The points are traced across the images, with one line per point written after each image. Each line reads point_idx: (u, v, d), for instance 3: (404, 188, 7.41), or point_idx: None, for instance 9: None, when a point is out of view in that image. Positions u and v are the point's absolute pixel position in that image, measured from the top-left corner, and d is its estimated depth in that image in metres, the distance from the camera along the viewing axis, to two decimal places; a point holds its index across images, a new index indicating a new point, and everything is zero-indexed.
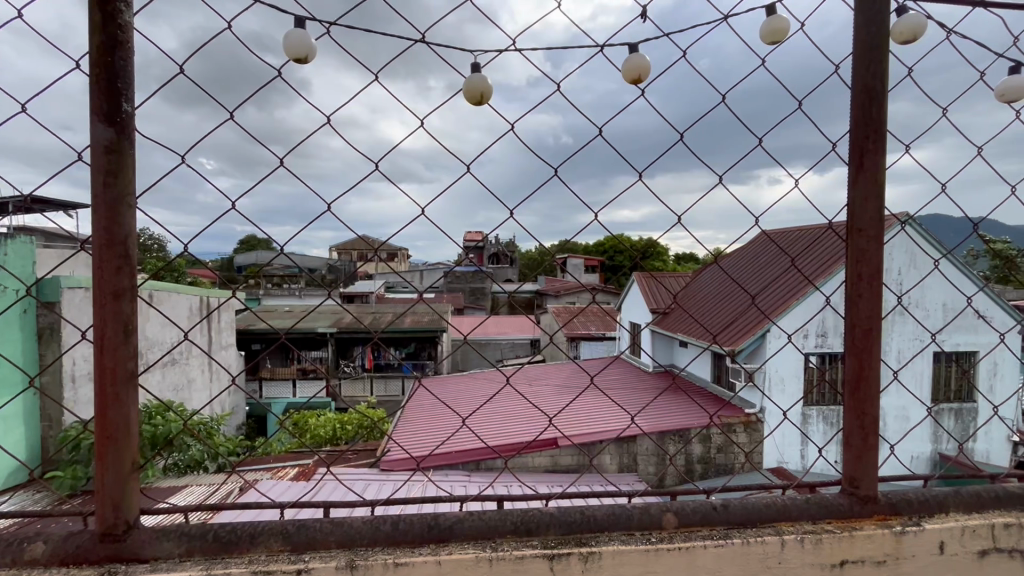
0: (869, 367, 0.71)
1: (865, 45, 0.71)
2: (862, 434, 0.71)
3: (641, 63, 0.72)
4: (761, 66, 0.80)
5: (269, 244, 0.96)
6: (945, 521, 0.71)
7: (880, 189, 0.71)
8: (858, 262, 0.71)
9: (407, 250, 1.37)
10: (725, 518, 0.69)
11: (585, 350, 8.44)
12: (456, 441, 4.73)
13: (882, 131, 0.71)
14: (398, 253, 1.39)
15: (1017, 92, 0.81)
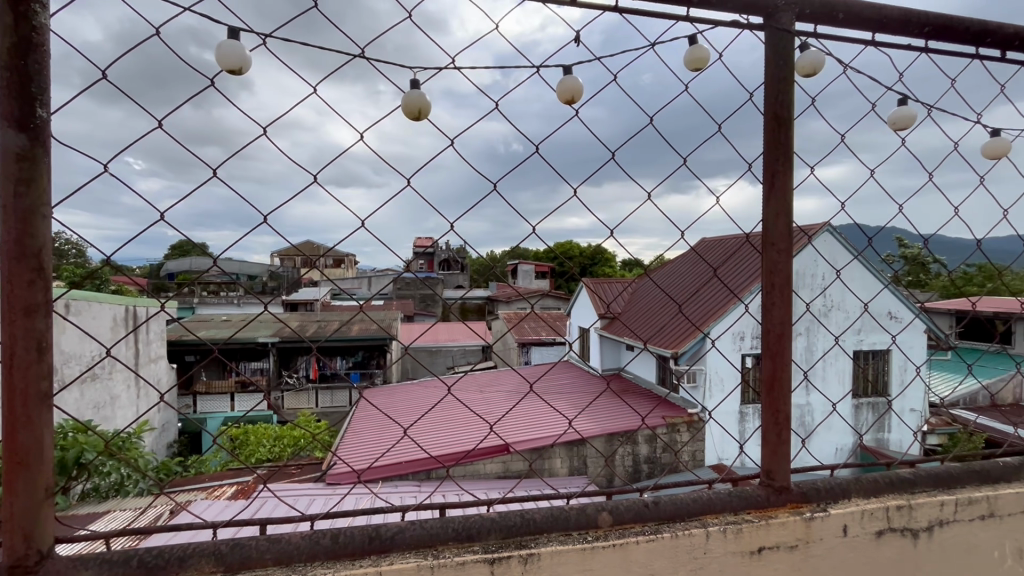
0: (782, 368, 0.77)
1: (774, 76, 0.78)
2: (776, 430, 0.78)
3: (574, 85, 0.75)
4: (686, 90, 0.84)
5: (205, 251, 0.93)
6: (848, 506, 0.79)
7: (789, 206, 0.78)
8: (771, 274, 0.78)
9: (357, 257, 1.35)
10: (656, 514, 0.73)
11: (535, 355, 8.55)
12: (406, 451, 4.67)
13: (790, 155, 0.78)
14: (347, 260, 1.38)
15: (905, 122, 0.89)
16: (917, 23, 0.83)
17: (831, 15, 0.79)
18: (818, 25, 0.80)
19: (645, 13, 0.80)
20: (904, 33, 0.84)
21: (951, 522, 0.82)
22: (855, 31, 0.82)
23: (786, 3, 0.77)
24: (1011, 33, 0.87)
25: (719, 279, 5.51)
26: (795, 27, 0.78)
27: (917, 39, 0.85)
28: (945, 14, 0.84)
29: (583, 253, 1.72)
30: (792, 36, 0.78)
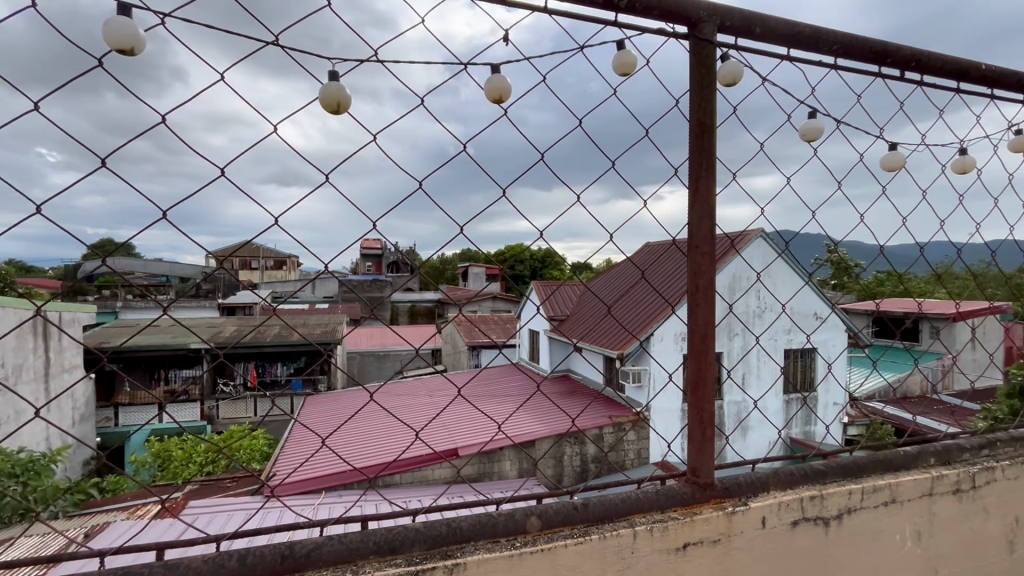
0: (707, 368, 0.80)
1: (698, 83, 0.80)
2: (701, 428, 0.80)
3: (501, 84, 0.73)
4: (614, 95, 0.85)
5: (122, 249, 0.86)
6: (766, 499, 0.82)
7: (712, 211, 0.81)
8: (695, 276, 0.80)
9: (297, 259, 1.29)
10: (584, 517, 0.73)
11: (486, 358, 8.52)
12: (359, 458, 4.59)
13: (713, 162, 0.81)
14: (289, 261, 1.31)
15: (815, 135, 0.93)
16: (826, 41, 0.88)
17: (750, 29, 0.83)
18: (737, 38, 0.83)
19: (574, 16, 0.81)
20: (816, 49, 0.88)
21: (857, 510, 0.88)
22: (772, 45, 0.86)
23: (708, 15, 0.80)
24: (910, 55, 0.94)
25: (650, 283, 5.64)
26: (716, 37, 0.81)
27: (826, 56, 0.90)
28: (850, 34, 0.89)
29: (533, 256, 1.72)
30: (714, 47, 0.80)
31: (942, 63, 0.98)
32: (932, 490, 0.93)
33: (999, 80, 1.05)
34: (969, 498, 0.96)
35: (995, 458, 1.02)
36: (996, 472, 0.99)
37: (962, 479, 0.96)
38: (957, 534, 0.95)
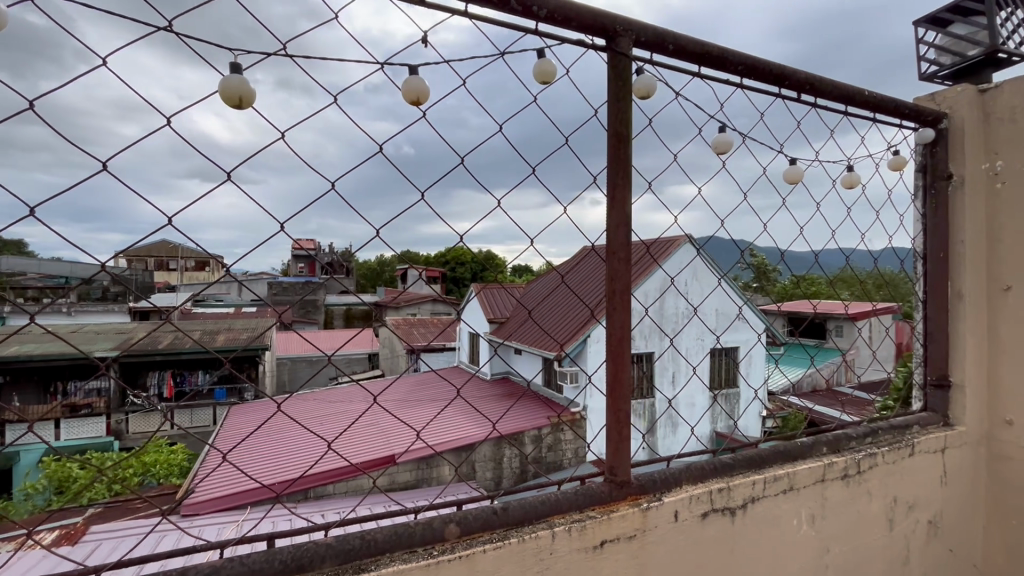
0: (624, 370, 0.83)
1: (613, 95, 0.83)
2: (617, 428, 0.83)
3: (420, 86, 0.70)
4: (535, 102, 0.85)
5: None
6: (679, 493, 0.86)
7: (628, 218, 0.84)
8: (612, 281, 0.83)
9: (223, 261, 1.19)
10: (503, 521, 0.73)
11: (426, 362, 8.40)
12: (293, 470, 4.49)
13: (629, 171, 0.84)
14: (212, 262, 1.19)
15: (725, 148, 0.96)
16: (732, 61, 0.94)
17: (663, 45, 0.87)
18: (651, 54, 0.87)
19: (495, 22, 0.81)
20: (723, 69, 0.94)
21: (760, 499, 0.94)
22: (682, 62, 0.91)
23: (624, 29, 0.83)
24: (806, 79, 1.03)
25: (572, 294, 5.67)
26: (631, 51, 0.84)
27: (733, 75, 0.96)
28: (753, 56, 0.96)
29: (475, 259, 1.71)
30: (629, 61, 0.84)
31: (833, 87, 1.07)
32: (824, 477, 1.02)
33: (881, 106, 1.17)
34: (855, 482, 1.06)
35: (877, 444, 1.13)
36: (877, 457, 1.10)
37: (850, 465, 1.05)
38: (846, 515, 1.05)
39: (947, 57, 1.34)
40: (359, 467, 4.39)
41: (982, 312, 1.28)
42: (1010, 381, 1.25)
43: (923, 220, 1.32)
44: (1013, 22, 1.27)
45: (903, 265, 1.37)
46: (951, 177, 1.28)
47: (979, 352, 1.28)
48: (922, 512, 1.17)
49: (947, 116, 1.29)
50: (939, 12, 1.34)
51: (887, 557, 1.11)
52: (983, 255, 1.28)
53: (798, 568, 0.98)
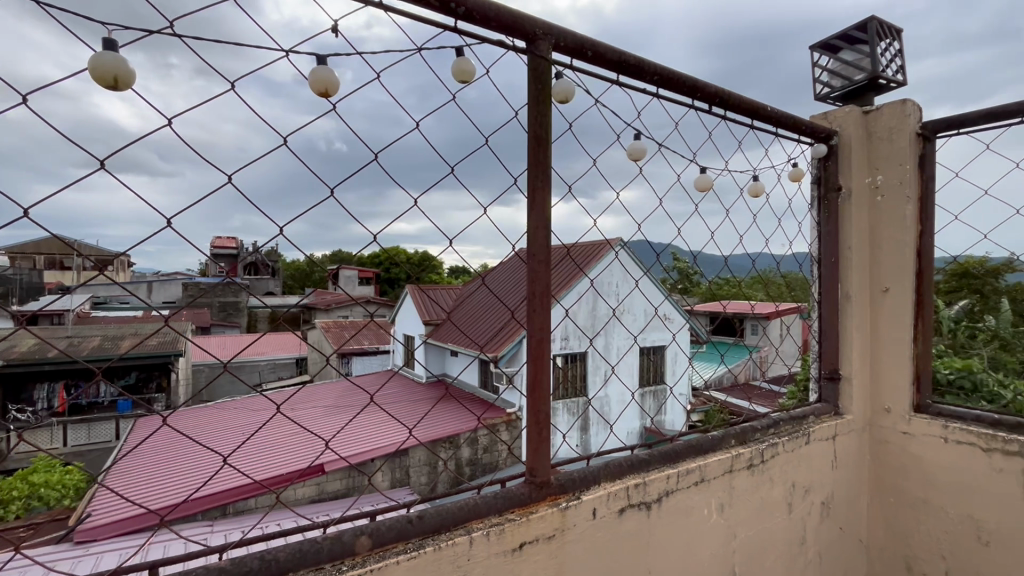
0: (543, 372, 0.83)
1: (534, 97, 0.84)
2: (537, 429, 0.83)
3: (327, 77, 0.66)
4: (454, 100, 0.83)
5: None
6: (597, 491, 0.88)
7: (548, 219, 0.85)
8: (532, 282, 0.83)
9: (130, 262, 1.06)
10: (419, 530, 0.71)
11: (358, 366, 8.15)
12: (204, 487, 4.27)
13: (548, 173, 0.84)
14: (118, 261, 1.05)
15: (642, 155, 0.99)
16: (648, 71, 0.97)
17: (582, 51, 0.89)
18: (572, 60, 0.89)
19: (413, 16, 0.78)
20: (640, 78, 0.98)
21: (674, 492, 0.98)
22: (600, 69, 0.93)
23: (544, 33, 0.84)
24: (716, 92, 1.09)
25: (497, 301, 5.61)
26: (551, 55, 0.85)
27: (649, 85, 1.00)
28: (668, 68, 1.00)
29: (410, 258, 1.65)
30: (549, 64, 0.85)
31: (740, 102, 1.14)
32: (732, 467, 1.08)
33: (781, 121, 1.26)
34: (759, 471, 1.14)
35: (778, 435, 1.22)
36: (778, 446, 1.18)
37: (754, 455, 1.13)
38: (751, 502, 1.12)
39: (837, 80, 1.48)
40: (262, 484, 4.13)
41: (866, 312, 1.42)
42: (887, 373, 1.39)
43: (818, 227, 1.44)
44: (891, 52, 1.42)
45: (802, 269, 1.49)
46: (841, 189, 1.41)
47: (864, 347, 1.42)
48: (816, 495, 1.28)
49: (837, 133, 1.42)
50: (830, 38, 1.47)
51: (787, 539, 1.20)
52: (866, 260, 1.42)
53: (708, 555, 1.04)
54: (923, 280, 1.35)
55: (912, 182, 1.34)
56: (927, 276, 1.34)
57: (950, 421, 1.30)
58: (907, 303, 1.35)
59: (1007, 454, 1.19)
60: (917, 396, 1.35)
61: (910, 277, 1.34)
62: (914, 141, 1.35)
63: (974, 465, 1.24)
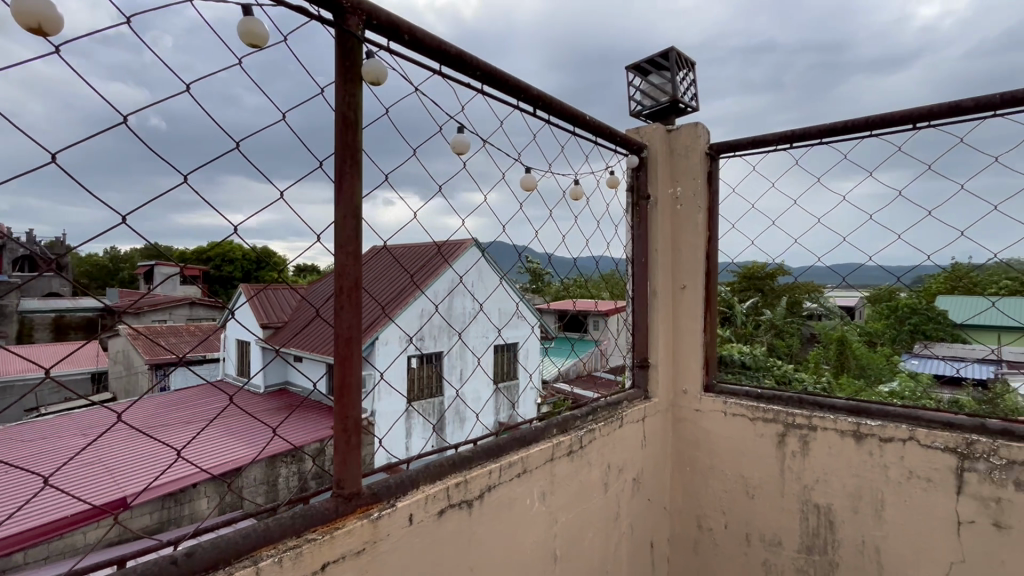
0: (352, 373, 0.77)
1: (341, 76, 0.77)
2: (345, 437, 0.77)
3: (38, 8, 0.51)
4: (242, 65, 0.72)
5: None
6: (414, 496, 0.84)
7: (357, 209, 0.79)
8: (339, 277, 0.76)
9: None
10: (187, 570, 0.61)
11: (177, 378, 7.08)
12: None
13: (358, 158, 0.78)
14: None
15: (463, 148, 0.96)
16: (470, 65, 0.97)
17: (397, 34, 0.84)
18: (387, 41, 0.84)
19: None
20: (463, 71, 0.97)
21: (496, 486, 0.99)
22: (419, 55, 0.90)
23: (353, 6, 0.78)
24: (538, 95, 1.13)
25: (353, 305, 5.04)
26: (361, 33, 0.79)
27: (473, 80, 0.99)
28: (493, 65, 1.01)
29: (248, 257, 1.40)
30: (359, 43, 0.78)
31: (560, 106, 1.20)
32: (553, 456, 1.13)
33: (599, 130, 1.37)
34: (578, 457, 1.21)
35: (595, 421, 1.31)
36: (595, 432, 1.28)
37: (573, 442, 1.20)
38: (570, 488, 1.19)
39: (648, 100, 1.66)
40: None
41: (669, 306, 1.62)
42: (685, 359, 1.60)
43: (632, 231, 1.60)
44: (687, 81, 1.64)
45: (619, 269, 1.63)
46: (649, 198, 1.59)
47: (667, 339, 1.61)
48: (628, 473, 1.41)
49: (647, 147, 1.59)
50: (642, 62, 1.65)
51: (603, 515, 1.30)
52: (670, 260, 1.62)
53: (530, 544, 1.08)
54: (709, 280, 1.58)
55: (701, 194, 1.56)
56: (713, 275, 1.57)
57: (728, 397, 1.53)
58: (698, 298, 1.57)
59: (766, 421, 1.45)
60: (707, 378, 1.58)
61: (701, 277, 1.56)
62: (704, 158, 1.57)
63: (745, 434, 1.49)
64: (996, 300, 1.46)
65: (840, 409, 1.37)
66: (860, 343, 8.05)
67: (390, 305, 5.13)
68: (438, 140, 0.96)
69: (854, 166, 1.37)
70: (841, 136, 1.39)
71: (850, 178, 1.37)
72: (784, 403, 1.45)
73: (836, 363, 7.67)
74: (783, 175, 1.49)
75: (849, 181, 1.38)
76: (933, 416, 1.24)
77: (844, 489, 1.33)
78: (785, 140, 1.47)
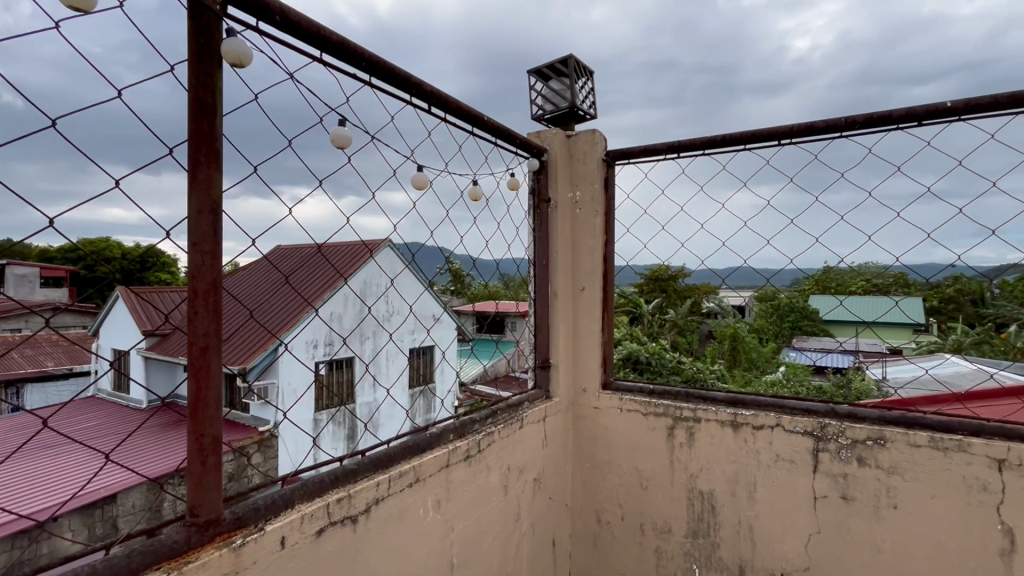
0: (208, 387, 0.69)
1: (195, 53, 0.69)
2: (200, 458, 0.69)
3: None
4: (62, 31, 0.61)
5: None
6: (286, 517, 0.78)
7: (215, 205, 0.71)
8: (193, 279, 0.68)
9: None
10: None
11: (35, 397, 6.12)
12: None
13: (216, 149, 0.71)
14: None
15: (345, 142, 0.89)
16: (354, 54, 0.92)
17: (267, 15, 0.78)
18: (256, 20, 0.77)
19: None
20: (346, 60, 0.92)
21: (384, 499, 0.94)
22: (295, 40, 0.84)
23: None
24: (432, 91, 1.10)
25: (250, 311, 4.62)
26: (221, 9, 0.72)
27: (358, 71, 0.95)
28: (380, 56, 0.97)
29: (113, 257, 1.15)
30: (218, 20, 0.71)
31: (456, 105, 1.18)
32: (449, 462, 1.11)
33: (498, 132, 1.37)
34: (476, 461, 1.19)
35: (494, 423, 1.31)
36: (494, 435, 1.27)
37: (470, 447, 1.18)
38: (468, 494, 1.17)
39: (549, 105, 1.68)
40: None
41: (570, 307, 1.66)
42: (584, 358, 1.65)
43: (534, 233, 1.61)
44: (586, 89, 1.70)
45: (521, 270, 1.64)
46: (550, 201, 1.62)
47: (568, 339, 1.65)
48: (529, 473, 1.42)
49: (547, 150, 1.62)
50: (542, 67, 1.68)
51: (503, 519, 1.30)
52: (571, 262, 1.66)
53: (425, 555, 1.04)
54: (607, 281, 1.64)
55: (598, 199, 1.63)
56: (610, 277, 1.63)
57: (624, 394, 1.60)
58: (596, 298, 1.62)
59: (657, 415, 1.53)
60: (605, 377, 1.63)
61: (598, 279, 1.62)
62: (601, 164, 1.63)
63: (638, 429, 1.56)
64: (846, 299, 1.65)
65: (720, 401, 1.48)
66: (748, 338, 8.93)
67: (275, 325, 4.94)
68: (318, 131, 0.89)
69: (731, 176, 1.50)
70: (719, 148, 1.51)
71: (728, 188, 1.49)
72: (673, 397, 1.54)
73: (729, 357, 8.41)
74: (672, 182, 1.58)
75: (728, 191, 1.49)
76: (795, 404, 1.38)
77: (724, 475, 1.44)
78: (673, 149, 1.57)
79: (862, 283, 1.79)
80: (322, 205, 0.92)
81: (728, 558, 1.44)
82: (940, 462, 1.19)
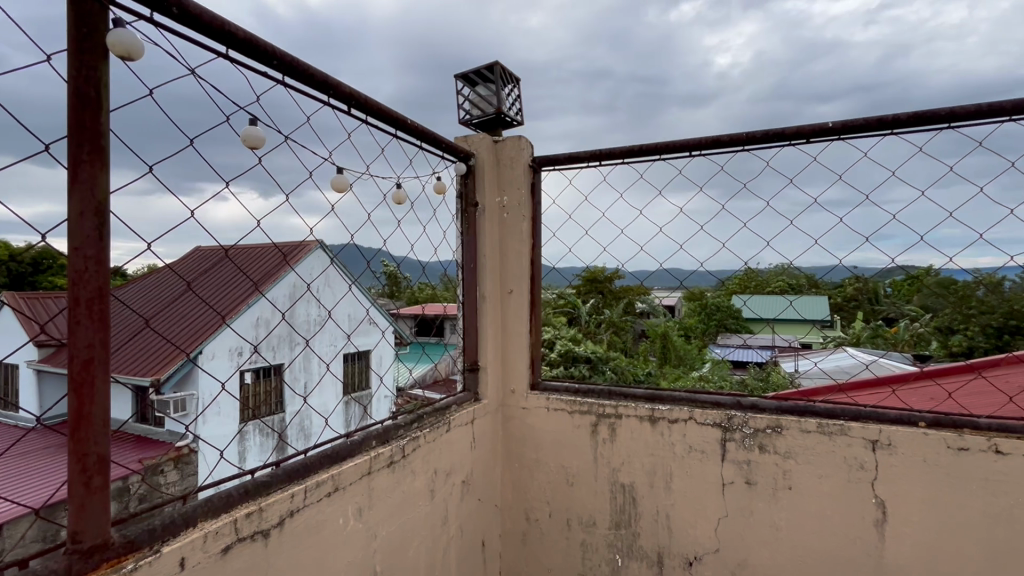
0: (92, 402, 0.64)
1: (75, 43, 0.64)
2: (83, 480, 0.63)
3: None
4: None
5: None
6: (186, 537, 0.73)
7: (100, 206, 0.66)
8: (74, 285, 0.63)
9: None
10: None
11: None
12: None
13: (101, 146, 0.66)
14: None
15: (256, 141, 0.85)
16: (264, 51, 0.89)
17: (163, 6, 0.74)
18: (150, 12, 0.73)
19: None
20: (255, 57, 0.88)
21: (301, 510, 0.91)
22: (195, 33, 0.79)
23: None
24: (351, 93, 1.08)
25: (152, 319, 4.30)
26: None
27: (269, 69, 0.91)
28: (292, 55, 0.94)
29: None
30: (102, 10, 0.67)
31: (378, 107, 1.16)
32: (370, 469, 1.09)
33: (423, 135, 1.36)
34: (400, 467, 1.18)
35: (420, 428, 1.30)
36: (419, 439, 1.26)
37: (394, 453, 1.16)
38: (391, 500, 1.16)
39: (476, 110, 1.70)
40: None
41: (498, 309, 1.69)
42: (512, 361, 1.68)
43: (461, 237, 1.62)
44: (512, 96, 1.73)
45: (450, 273, 1.64)
46: (477, 205, 1.63)
47: (496, 342, 1.67)
48: (456, 476, 1.43)
49: (474, 155, 1.64)
50: (469, 72, 1.70)
51: (428, 524, 1.29)
52: (498, 266, 1.69)
53: (345, 565, 1.02)
54: (534, 284, 1.67)
55: (525, 203, 1.66)
56: (537, 280, 1.67)
57: (550, 394, 1.64)
58: (524, 301, 1.66)
59: (582, 413, 1.58)
60: (533, 378, 1.67)
61: (525, 282, 1.66)
62: (527, 169, 1.67)
63: (565, 427, 1.61)
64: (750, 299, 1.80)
65: (640, 397, 1.55)
66: (679, 336, 9.43)
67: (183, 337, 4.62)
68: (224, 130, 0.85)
69: (648, 185, 1.58)
70: (637, 158, 1.59)
71: (646, 195, 1.57)
72: (597, 396, 1.60)
73: (661, 355, 8.84)
74: (594, 189, 1.64)
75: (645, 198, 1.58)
76: (706, 398, 1.48)
77: (643, 467, 1.52)
78: (595, 158, 1.63)
79: (769, 286, 1.94)
80: (229, 207, 0.87)
81: (648, 546, 1.52)
82: (827, 444, 1.32)
